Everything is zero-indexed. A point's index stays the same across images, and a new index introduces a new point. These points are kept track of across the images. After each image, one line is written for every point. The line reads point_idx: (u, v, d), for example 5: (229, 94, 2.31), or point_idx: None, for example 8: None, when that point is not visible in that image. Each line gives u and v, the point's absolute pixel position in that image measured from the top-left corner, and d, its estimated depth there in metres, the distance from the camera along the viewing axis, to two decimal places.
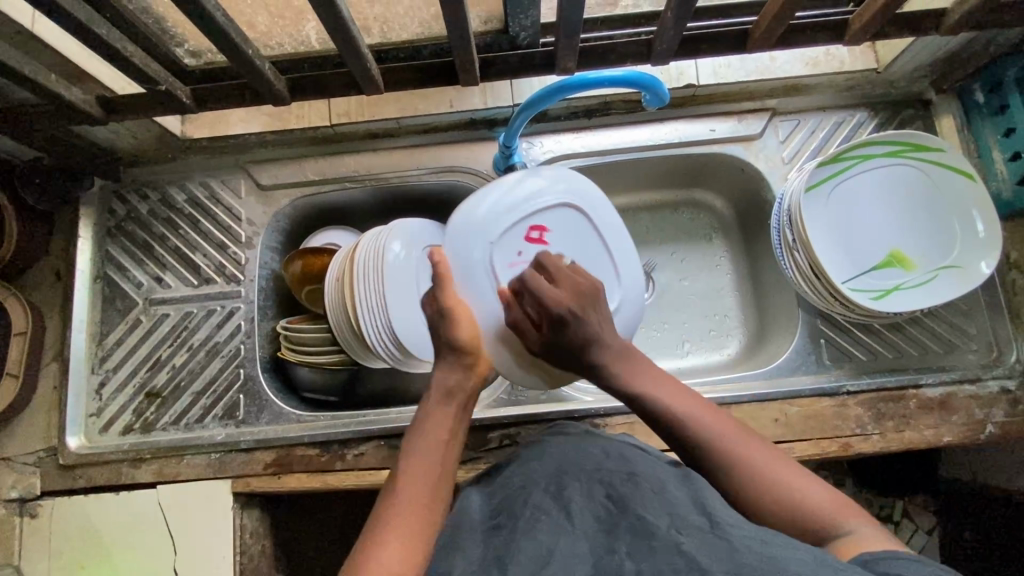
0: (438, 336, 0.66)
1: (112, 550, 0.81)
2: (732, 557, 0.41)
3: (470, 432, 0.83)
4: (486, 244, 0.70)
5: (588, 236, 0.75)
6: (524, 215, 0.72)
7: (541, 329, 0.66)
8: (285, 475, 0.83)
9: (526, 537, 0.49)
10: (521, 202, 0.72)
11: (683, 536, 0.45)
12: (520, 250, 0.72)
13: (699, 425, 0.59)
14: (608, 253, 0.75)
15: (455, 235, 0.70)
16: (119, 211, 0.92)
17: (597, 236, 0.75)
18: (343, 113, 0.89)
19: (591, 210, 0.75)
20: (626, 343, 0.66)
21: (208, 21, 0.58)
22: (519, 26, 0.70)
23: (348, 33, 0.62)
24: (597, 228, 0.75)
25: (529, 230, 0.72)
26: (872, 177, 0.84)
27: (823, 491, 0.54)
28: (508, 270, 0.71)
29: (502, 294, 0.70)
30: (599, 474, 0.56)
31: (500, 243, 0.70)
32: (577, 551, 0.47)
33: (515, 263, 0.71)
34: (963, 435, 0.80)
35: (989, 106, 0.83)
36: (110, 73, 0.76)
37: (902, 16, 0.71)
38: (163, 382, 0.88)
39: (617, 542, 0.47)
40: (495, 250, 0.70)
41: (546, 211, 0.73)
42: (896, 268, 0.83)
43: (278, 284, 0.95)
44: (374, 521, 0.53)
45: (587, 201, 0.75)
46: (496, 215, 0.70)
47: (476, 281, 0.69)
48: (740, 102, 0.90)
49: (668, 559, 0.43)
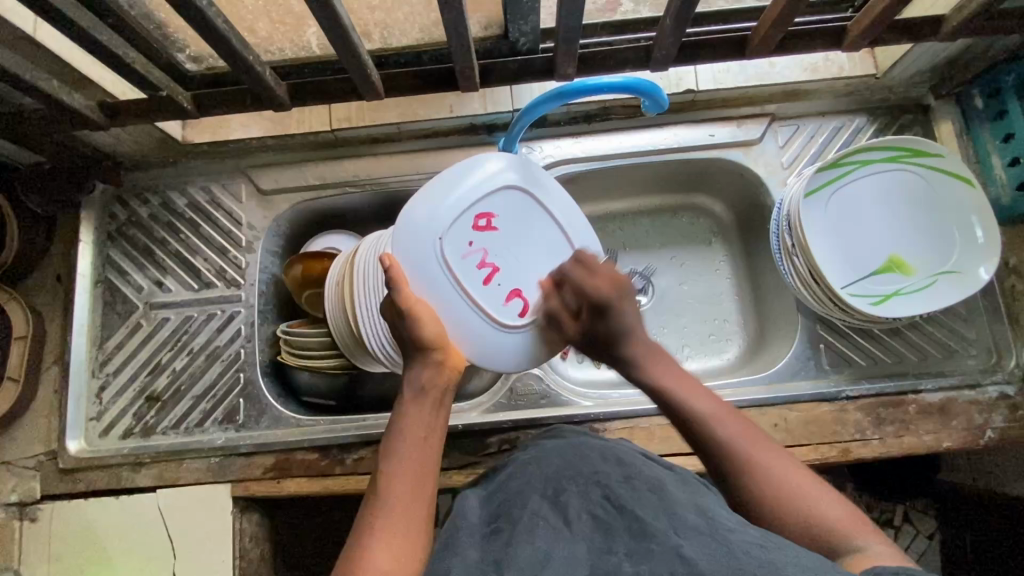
0: (399, 338, 0.63)
1: (112, 554, 0.81)
2: (731, 561, 0.42)
3: (469, 437, 0.83)
4: (434, 238, 0.64)
5: (538, 217, 0.71)
6: (470, 203, 0.67)
7: (578, 317, 0.70)
8: (285, 479, 0.83)
9: (524, 540, 0.48)
10: (466, 188, 0.67)
11: (681, 540, 0.46)
12: (471, 241, 0.66)
13: (729, 429, 0.61)
14: (561, 231, 0.72)
15: (402, 231, 0.65)
16: (119, 215, 0.92)
17: (548, 216, 0.71)
18: (343, 118, 0.89)
19: (539, 190, 0.71)
20: (654, 343, 0.70)
21: (209, 28, 0.58)
22: (519, 32, 0.70)
23: (348, 40, 0.63)
24: (549, 210, 0.71)
25: (476, 219, 0.67)
26: (871, 182, 0.85)
27: (837, 504, 0.54)
28: (462, 261, 0.66)
29: (463, 290, 0.65)
30: (596, 478, 0.56)
31: (449, 234, 0.65)
32: (575, 553, 0.47)
33: (468, 254, 0.66)
34: (963, 440, 0.80)
35: (989, 112, 0.84)
36: (111, 78, 0.76)
37: (901, 22, 0.71)
38: (163, 386, 0.88)
39: (615, 544, 0.48)
40: (444, 243, 0.65)
41: (495, 193, 0.68)
42: (896, 273, 0.83)
43: (278, 288, 0.95)
44: (356, 535, 0.53)
45: (533, 180, 0.71)
46: (445, 205, 0.65)
47: (427, 275, 0.64)
48: (739, 107, 0.90)
49: (666, 562, 0.44)
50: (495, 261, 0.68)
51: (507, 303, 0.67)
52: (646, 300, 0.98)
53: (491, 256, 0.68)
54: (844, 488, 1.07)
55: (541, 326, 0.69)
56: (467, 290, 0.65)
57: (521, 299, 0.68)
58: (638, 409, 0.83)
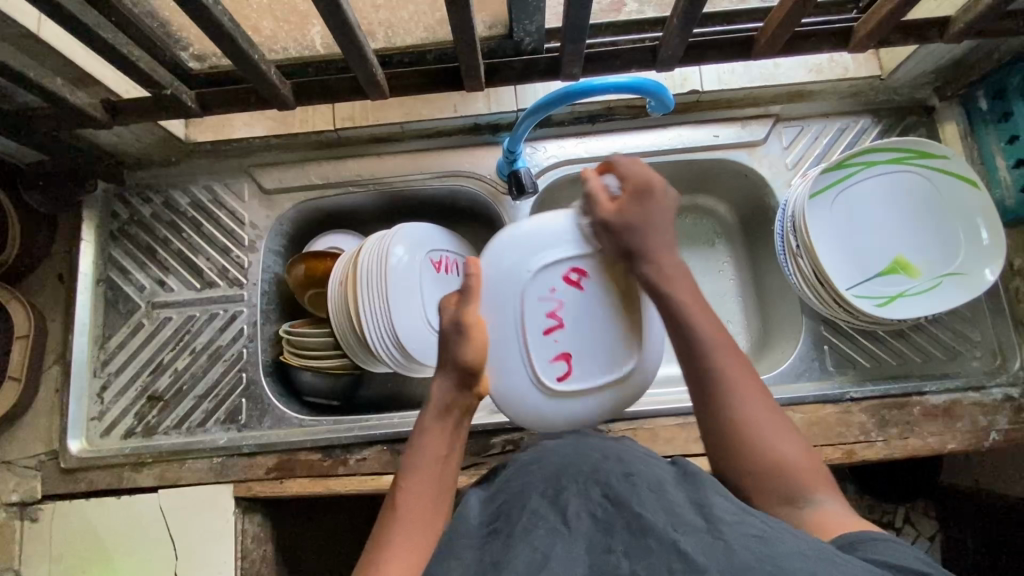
0: (442, 351, 0.64)
1: (114, 554, 0.81)
2: (731, 560, 0.42)
3: (474, 438, 0.83)
4: (522, 276, 0.65)
5: (628, 290, 0.67)
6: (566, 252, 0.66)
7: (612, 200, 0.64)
8: (287, 480, 0.83)
9: (522, 541, 0.48)
10: (567, 235, 0.67)
11: (680, 536, 0.46)
12: (553, 287, 0.66)
13: (724, 361, 0.57)
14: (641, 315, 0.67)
15: (496, 251, 0.67)
16: (122, 214, 0.92)
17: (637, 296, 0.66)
18: (347, 118, 0.88)
19: None
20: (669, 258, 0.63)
21: (214, 26, 0.58)
22: (524, 32, 0.70)
23: (354, 39, 0.62)
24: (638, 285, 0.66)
25: (568, 270, 0.66)
26: (876, 184, 0.85)
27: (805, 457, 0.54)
28: (535, 304, 0.66)
29: (523, 333, 0.65)
30: (596, 475, 0.55)
31: (535, 278, 0.65)
32: (574, 554, 0.47)
33: (545, 299, 0.66)
34: (968, 442, 0.79)
35: (993, 113, 0.83)
36: (114, 76, 0.76)
37: (907, 24, 0.71)
38: (164, 386, 0.88)
39: (614, 543, 0.47)
40: (528, 285, 0.65)
41: (589, 248, 0.66)
42: (901, 275, 0.83)
43: (281, 288, 0.94)
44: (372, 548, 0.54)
45: None
46: (541, 241, 0.66)
47: (498, 304, 0.65)
48: (744, 108, 0.90)
49: (667, 563, 0.44)
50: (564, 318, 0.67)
51: (553, 360, 0.66)
52: None
53: (564, 309, 0.67)
54: (846, 489, 1.07)
55: (586, 391, 0.67)
56: (527, 333, 0.65)
57: (568, 363, 0.67)
58: (642, 410, 0.83)
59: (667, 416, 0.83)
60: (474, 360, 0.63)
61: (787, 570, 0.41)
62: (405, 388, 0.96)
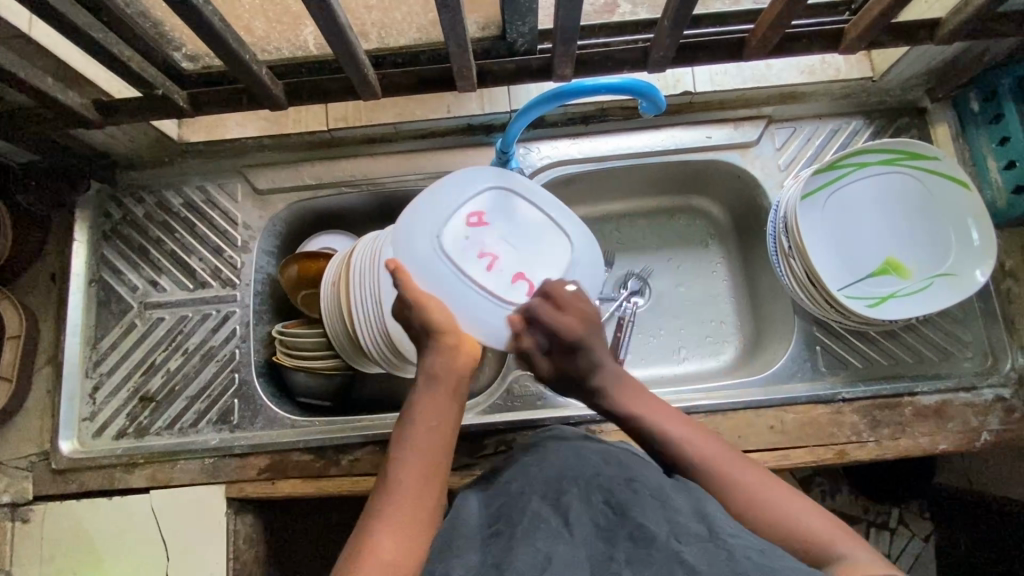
0: (414, 327, 0.65)
1: (105, 555, 0.81)
2: (730, 562, 0.43)
3: (466, 439, 0.83)
4: (432, 236, 0.69)
5: (531, 217, 0.76)
6: (459, 203, 0.72)
7: (551, 355, 0.70)
8: (280, 480, 0.83)
9: (524, 544, 0.48)
10: (453, 191, 0.72)
11: (682, 546, 0.46)
12: (466, 235, 0.71)
13: (699, 448, 0.61)
14: (557, 227, 0.76)
15: (399, 242, 0.69)
16: (115, 214, 0.92)
17: (542, 216, 0.76)
18: (340, 118, 0.88)
19: (523, 188, 0.76)
20: (624, 373, 0.69)
21: (205, 26, 0.58)
22: (517, 33, 0.70)
23: (346, 39, 0.63)
24: (537, 208, 0.76)
25: (467, 216, 0.72)
26: (867, 184, 0.85)
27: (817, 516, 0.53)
28: (462, 253, 0.70)
29: (465, 275, 0.69)
30: (598, 483, 0.55)
31: (445, 231, 0.70)
32: (576, 557, 0.47)
33: (466, 245, 0.71)
34: (959, 442, 0.80)
35: (985, 115, 0.84)
36: (107, 77, 0.76)
37: (898, 26, 0.71)
38: (157, 386, 0.88)
39: (616, 550, 0.48)
40: (443, 238, 0.70)
41: (476, 196, 0.74)
42: (892, 276, 0.83)
43: (274, 289, 0.94)
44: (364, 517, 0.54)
45: (517, 182, 0.75)
46: (437, 212, 0.71)
47: (434, 274, 0.68)
48: (736, 109, 0.90)
49: (668, 566, 0.44)
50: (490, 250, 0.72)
51: (514, 283, 0.72)
52: (642, 301, 0.99)
53: (486, 245, 0.72)
54: (840, 490, 1.07)
55: None
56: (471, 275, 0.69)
57: (526, 279, 0.73)
58: None
59: None
60: (441, 324, 0.63)
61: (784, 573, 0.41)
62: (398, 389, 0.96)
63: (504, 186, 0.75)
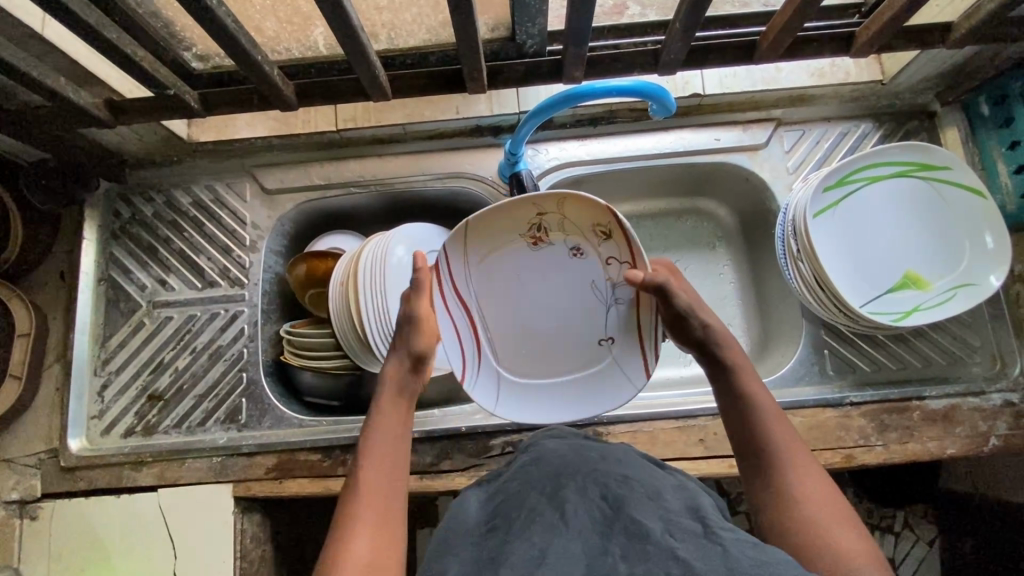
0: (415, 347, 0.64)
1: (114, 551, 0.81)
2: (726, 563, 0.41)
3: (472, 440, 0.83)
4: (870, 279, 0.83)
5: (962, 242, 0.82)
6: (939, 275, 0.82)
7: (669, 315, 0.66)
8: (287, 480, 0.82)
9: (520, 538, 0.47)
10: (947, 272, 0.82)
11: (677, 543, 0.44)
12: (912, 277, 0.83)
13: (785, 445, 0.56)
14: (972, 245, 0.81)
15: (865, 289, 0.83)
16: (124, 213, 0.92)
17: (968, 244, 0.81)
18: (349, 119, 0.89)
19: (976, 228, 0.81)
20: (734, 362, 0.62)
21: (218, 26, 0.58)
22: (526, 34, 0.70)
23: (357, 41, 0.63)
24: (971, 249, 0.81)
25: (916, 279, 0.83)
26: (880, 200, 0.84)
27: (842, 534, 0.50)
28: (881, 274, 0.84)
29: (860, 267, 0.84)
30: (596, 476, 0.54)
31: (897, 278, 0.83)
32: (571, 550, 0.45)
33: (900, 278, 0.83)
34: (967, 447, 0.80)
35: (995, 119, 0.83)
36: (117, 76, 0.76)
37: (908, 30, 0.71)
38: (165, 385, 0.88)
39: (611, 544, 0.45)
40: (884, 279, 0.83)
41: (952, 273, 0.81)
42: (912, 288, 0.83)
43: (281, 288, 0.95)
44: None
45: (960, 249, 0.82)
46: (881, 275, 0.84)
47: (853, 277, 0.83)
48: (745, 112, 0.90)
49: (662, 564, 0.42)
50: (888, 259, 0.84)
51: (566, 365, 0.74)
52: None
53: (901, 263, 0.83)
54: (846, 493, 1.07)
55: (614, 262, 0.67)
56: (868, 272, 0.84)
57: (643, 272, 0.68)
58: (641, 413, 0.83)
59: (666, 419, 0.83)
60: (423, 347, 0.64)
61: (783, 571, 0.39)
62: None
63: (984, 255, 0.80)
